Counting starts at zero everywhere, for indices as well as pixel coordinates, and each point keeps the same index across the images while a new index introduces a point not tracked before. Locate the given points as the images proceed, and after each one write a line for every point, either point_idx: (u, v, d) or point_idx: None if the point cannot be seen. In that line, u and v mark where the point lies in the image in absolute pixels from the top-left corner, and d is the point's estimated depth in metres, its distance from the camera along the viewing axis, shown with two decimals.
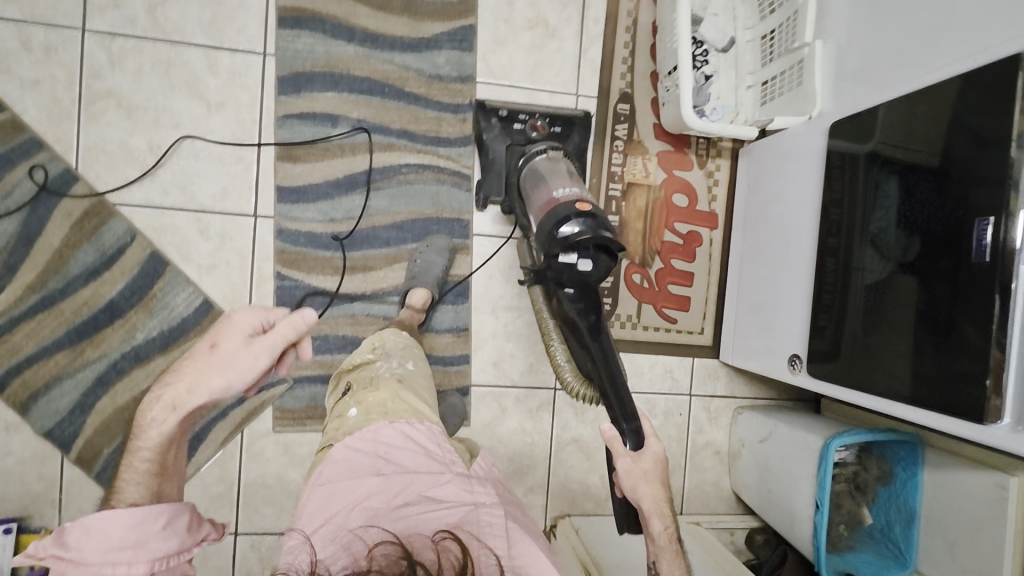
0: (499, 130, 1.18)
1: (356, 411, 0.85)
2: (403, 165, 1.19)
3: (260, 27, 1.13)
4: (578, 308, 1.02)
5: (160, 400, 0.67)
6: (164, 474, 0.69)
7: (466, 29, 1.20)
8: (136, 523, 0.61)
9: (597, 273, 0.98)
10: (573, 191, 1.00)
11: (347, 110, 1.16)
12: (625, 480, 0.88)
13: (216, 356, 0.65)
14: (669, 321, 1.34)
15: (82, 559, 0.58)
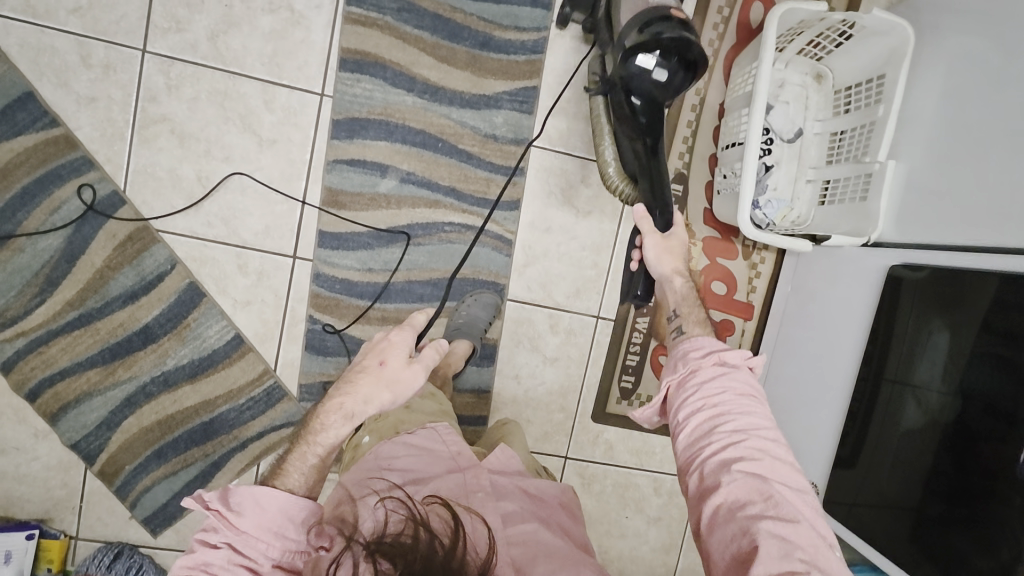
0: None
1: (371, 437, 0.91)
2: (446, 223, 1.18)
3: (320, 67, 1.10)
4: (640, 124, 0.96)
5: (338, 407, 0.73)
6: (321, 476, 0.73)
7: (529, 90, 1.16)
8: (284, 510, 0.65)
9: (671, 89, 0.93)
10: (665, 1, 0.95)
11: (398, 161, 1.15)
12: (651, 251, 0.96)
13: (385, 370, 0.75)
14: None
15: (236, 526, 0.62)
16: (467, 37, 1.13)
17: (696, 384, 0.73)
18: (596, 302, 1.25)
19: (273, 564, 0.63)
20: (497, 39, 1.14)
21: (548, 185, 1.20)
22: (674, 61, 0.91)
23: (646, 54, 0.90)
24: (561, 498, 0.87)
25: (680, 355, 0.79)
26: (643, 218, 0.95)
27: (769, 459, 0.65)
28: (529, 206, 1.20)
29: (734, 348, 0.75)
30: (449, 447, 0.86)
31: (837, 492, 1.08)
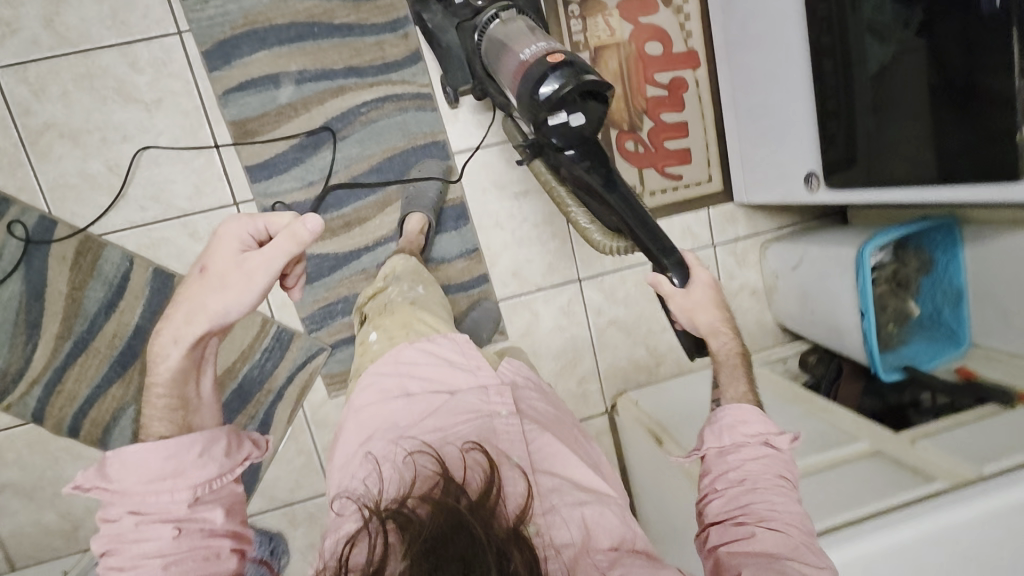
0: (442, 15, 1.00)
1: (377, 337, 0.80)
2: (361, 105, 1.14)
3: (163, 5, 1.05)
4: (582, 169, 0.93)
5: (158, 332, 0.53)
6: (188, 408, 0.55)
7: None
8: (172, 452, 0.50)
9: (592, 124, 0.87)
10: (542, 46, 0.86)
11: (285, 65, 1.10)
12: (681, 315, 0.88)
13: (209, 278, 0.53)
14: (674, 178, 1.28)
15: (120, 490, 0.49)
16: None
17: (722, 476, 0.69)
18: None
19: (192, 504, 0.50)
20: None
21: None
22: (581, 100, 0.84)
23: (554, 113, 0.84)
24: (576, 428, 0.79)
25: (724, 421, 0.72)
26: (657, 281, 0.86)
27: (795, 531, 0.61)
28: (430, 51, 1.14)
29: (780, 432, 0.71)
30: (468, 367, 0.74)
31: (833, 175, 1.02)
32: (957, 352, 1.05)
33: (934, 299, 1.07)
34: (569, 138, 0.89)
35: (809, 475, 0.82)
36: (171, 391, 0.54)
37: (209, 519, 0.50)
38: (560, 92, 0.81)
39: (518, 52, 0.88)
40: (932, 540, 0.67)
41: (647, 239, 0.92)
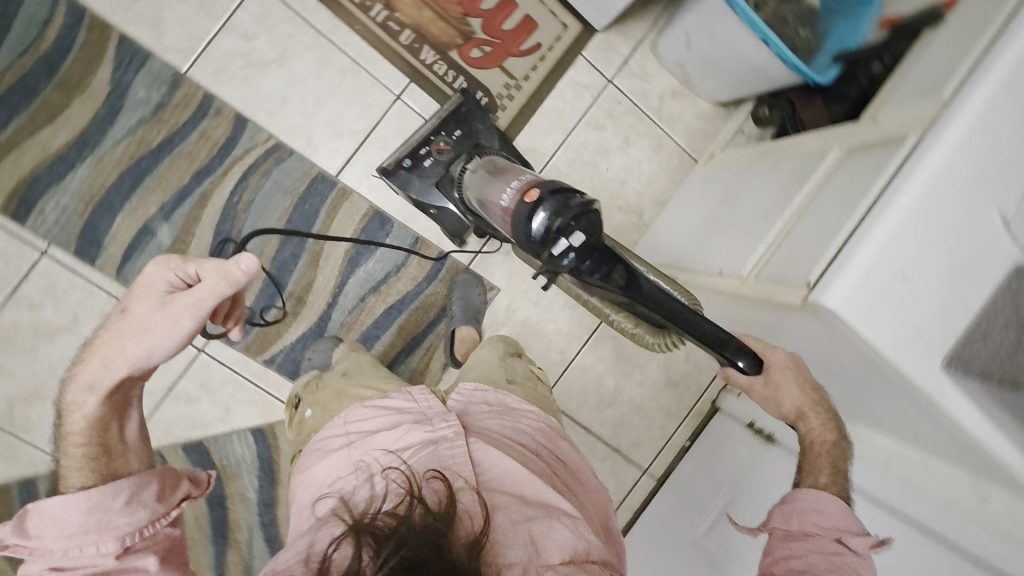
0: (418, 180, 1.11)
1: (313, 411, 0.86)
2: (230, 195, 1.11)
3: (13, 239, 1.05)
4: (591, 273, 0.79)
5: (75, 379, 0.64)
6: (110, 453, 0.64)
7: (123, 43, 1.04)
8: (95, 505, 0.59)
9: (595, 234, 0.77)
10: (515, 189, 0.87)
11: (145, 211, 1.08)
12: (763, 401, 0.81)
13: (130, 320, 0.63)
14: (535, 50, 1.20)
15: (47, 548, 0.57)
16: (37, 79, 1.02)
17: (783, 561, 0.70)
18: (382, 88, 1.15)
19: (120, 555, 0.59)
20: (50, 49, 1.02)
21: (235, 76, 1.09)
22: (579, 221, 0.77)
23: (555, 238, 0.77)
24: (541, 426, 0.79)
25: (803, 504, 0.72)
26: (732, 376, 0.81)
27: None
28: (249, 107, 1.10)
29: (861, 532, 0.69)
30: (419, 407, 0.74)
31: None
32: (871, 9, 1.00)
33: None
34: (578, 256, 0.78)
35: (807, 212, 0.78)
36: (91, 438, 0.64)
37: (142, 566, 0.59)
38: (555, 215, 0.77)
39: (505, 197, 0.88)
40: (937, 188, 0.63)
41: (697, 340, 0.79)
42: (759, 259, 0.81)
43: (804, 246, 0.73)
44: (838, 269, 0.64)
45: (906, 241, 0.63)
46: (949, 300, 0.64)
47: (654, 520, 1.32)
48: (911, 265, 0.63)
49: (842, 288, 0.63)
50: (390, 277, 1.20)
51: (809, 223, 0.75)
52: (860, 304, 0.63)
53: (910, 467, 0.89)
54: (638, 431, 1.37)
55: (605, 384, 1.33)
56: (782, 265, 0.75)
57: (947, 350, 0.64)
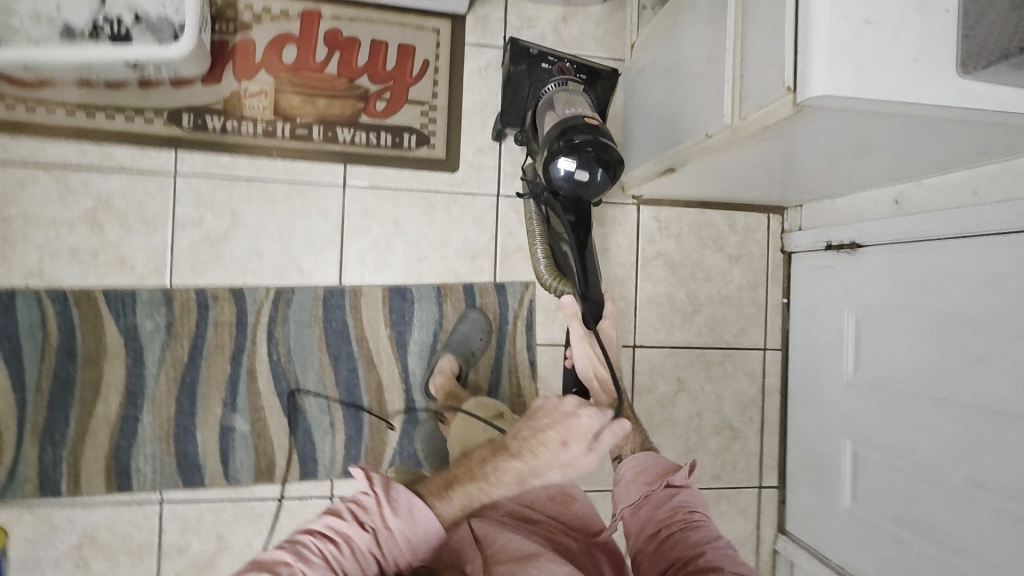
0: (524, 75, 1.14)
1: None
2: (270, 357, 1.16)
3: (132, 506, 1.12)
4: (569, 214, 1.00)
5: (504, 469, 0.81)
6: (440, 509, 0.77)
7: (109, 296, 1.10)
8: (417, 531, 0.74)
9: (591, 190, 0.94)
10: (578, 112, 1.00)
11: (214, 416, 1.14)
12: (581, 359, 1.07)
13: (564, 453, 0.83)
14: (427, 68, 1.21)
15: (383, 520, 0.72)
16: (67, 370, 1.09)
17: None
18: (328, 188, 1.18)
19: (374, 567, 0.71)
20: (60, 340, 1.09)
21: (209, 260, 1.14)
22: (591, 161, 0.92)
23: (567, 155, 0.92)
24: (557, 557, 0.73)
25: None
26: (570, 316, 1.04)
27: None
28: (236, 277, 1.15)
29: None
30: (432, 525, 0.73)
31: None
32: None
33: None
34: (566, 182, 0.94)
35: (747, 26, 0.74)
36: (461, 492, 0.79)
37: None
38: (578, 138, 0.92)
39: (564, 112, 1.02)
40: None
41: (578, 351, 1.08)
42: (733, 98, 0.77)
43: (765, 58, 0.69)
44: (806, 63, 0.61)
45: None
46: (924, 13, 0.60)
47: (801, 380, 1.30)
48: (866, 11, 0.60)
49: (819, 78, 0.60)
50: (440, 334, 1.21)
51: (756, 36, 0.72)
52: (845, 80, 0.60)
53: (999, 183, 0.89)
54: (733, 319, 1.34)
55: (677, 298, 1.32)
56: (756, 90, 0.72)
57: (954, 57, 0.61)
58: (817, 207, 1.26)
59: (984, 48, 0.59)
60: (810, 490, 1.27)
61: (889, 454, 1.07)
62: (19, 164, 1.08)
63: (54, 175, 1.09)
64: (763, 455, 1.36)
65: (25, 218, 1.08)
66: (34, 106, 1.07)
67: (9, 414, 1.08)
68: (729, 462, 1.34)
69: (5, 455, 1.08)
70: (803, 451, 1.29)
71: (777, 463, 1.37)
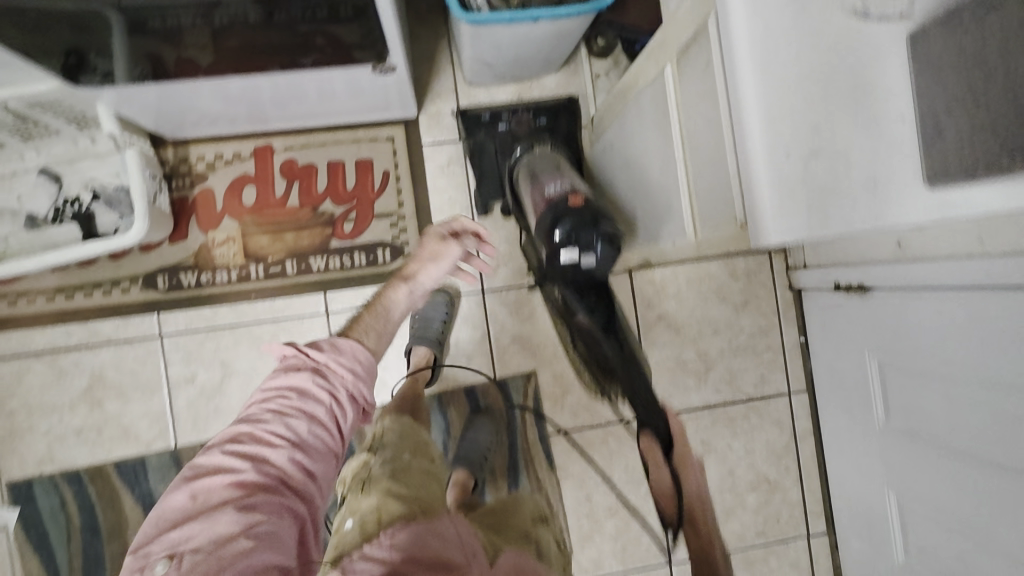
0: (485, 137, 1.18)
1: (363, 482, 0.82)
2: None
3: None
4: (580, 293, 0.91)
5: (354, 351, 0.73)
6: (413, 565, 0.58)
7: (120, 468, 1.12)
8: (362, 367, 0.73)
9: (603, 270, 0.82)
10: (562, 185, 0.88)
11: None
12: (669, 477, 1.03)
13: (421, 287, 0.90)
14: (389, 179, 1.19)
15: (320, 360, 0.70)
16: (94, 547, 1.11)
17: None
18: (312, 318, 1.17)
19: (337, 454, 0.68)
20: (82, 519, 1.11)
21: (210, 414, 1.14)
22: (597, 241, 0.79)
23: (567, 248, 0.79)
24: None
25: None
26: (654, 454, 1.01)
27: None
28: None
29: None
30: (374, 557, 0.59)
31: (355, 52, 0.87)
32: None
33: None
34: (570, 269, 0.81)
35: (690, 141, 0.68)
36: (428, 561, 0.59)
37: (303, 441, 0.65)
38: (577, 228, 0.78)
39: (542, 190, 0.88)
40: (764, 47, 0.52)
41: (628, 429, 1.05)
42: (692, 213, 0.71)
43: (713, 183, 0.63)
44: (750, 205, 0.54)
45: (783, 120, 0.52)
46: (874, 128, 0.52)
47: (833, 425, 1.23)
48: (808, 140, 0.53)
49: (768, 222, 0.53)
50: (448, 442, 1.19)
51: (700, 156, 0.65)
52: (797, 219, 0.53)
53: (1002, 232, 0.81)
54: (750, 368, 1.28)
55: (686, 358, 1.27)
56: (712, 213, 0.65)
57: (916, 169, 0.51)
58: (816, 243, 1.19)
59: (947, 163, 0.49)
60: (861, 539, 1.20)
61: (934, 512, 0.99)
62: (13, 358, 1.10)
63: (47, 362, 1.10)
64: (806, 503, 1.29)
65: (28, 410, 1.10)
66: (17, 299, 1.09)
67: None
68: (771, 516, 1.29)
69: None
70: (847, 497, 1.22)
71: (823, 509, 1.30)
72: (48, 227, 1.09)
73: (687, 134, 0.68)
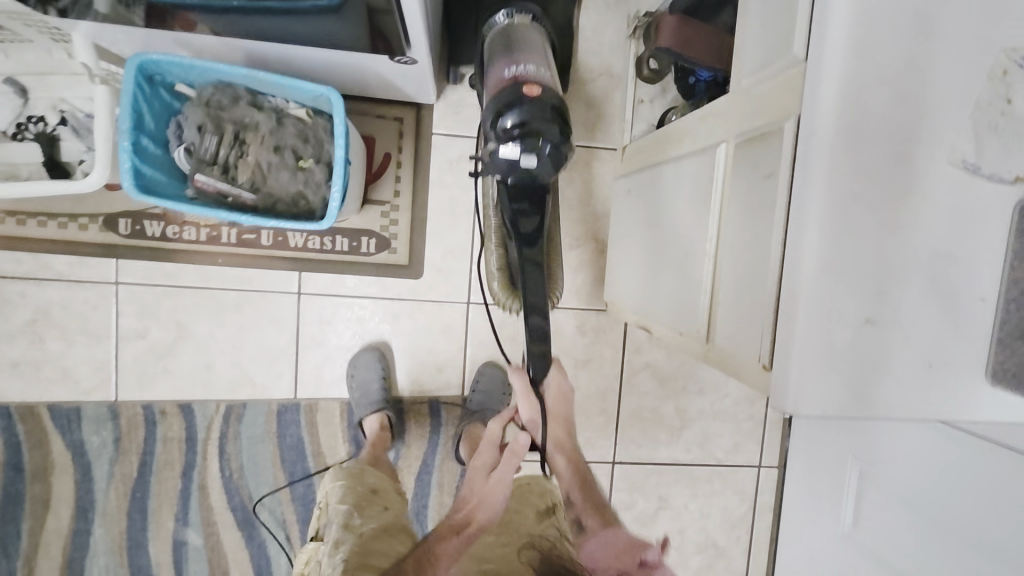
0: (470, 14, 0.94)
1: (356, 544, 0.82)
2: (220, 470, 1.10)
3: None
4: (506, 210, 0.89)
5: None
6: None
7: (54, 411, 1.05)
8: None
9: (547, 174, 0.76)
10: (523, 68, 0.77)
11: (167, 528, 1.11)
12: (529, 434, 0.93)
13: None
14: (389, 160, 1.08)
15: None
16: (16, 484, 1.06)
17: None
18: (280, 296, 1.09)
19: None
20: (7, 454, 1.05)
21: (155, 374, 1.07)
22: (534, 139, 0.73)
23: (506, 142, 0.73)
24: None
25: None
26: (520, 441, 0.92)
27: None
28: (184, 390, 1.08)
29: None
30: None
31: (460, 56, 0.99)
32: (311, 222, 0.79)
33: (290, 101, 0.82)
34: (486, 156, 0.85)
35: (726, 243, 0.66)
36: None
37: None
38: (527, 120, 0.72)
39: (501, 50, 0.82)
40: (846, 200, 0.50)
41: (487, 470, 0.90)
42: (711, 315, 0.69)
43: (749, 298, 0.60)
44: (782, 361, 0.53)
45: (844, 292, 0.51)
46: (947, 318, 0.52)
47: (797, 512, 1.19)
48: (867, 307, 0.52)
49: (806, 391, 0.52)
50: (402, 452, 1.14)
51: (738, 263, 0.63)
52: (833, 391, 0.52)
53: None
54: (725, 434, 1.23)
55: (664, 412, 1.21)
56: (733, 329, 0.63)
57: (983, 364, 0.53)
58: None
59: (1021, 369, 0.51)
60: None
61: None
62: None
63: None
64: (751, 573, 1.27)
65: None
66: None
67: None
68: None
69: None
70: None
71: None
72: (7, 142, 0.98)
73: (732, 235, 0.65)
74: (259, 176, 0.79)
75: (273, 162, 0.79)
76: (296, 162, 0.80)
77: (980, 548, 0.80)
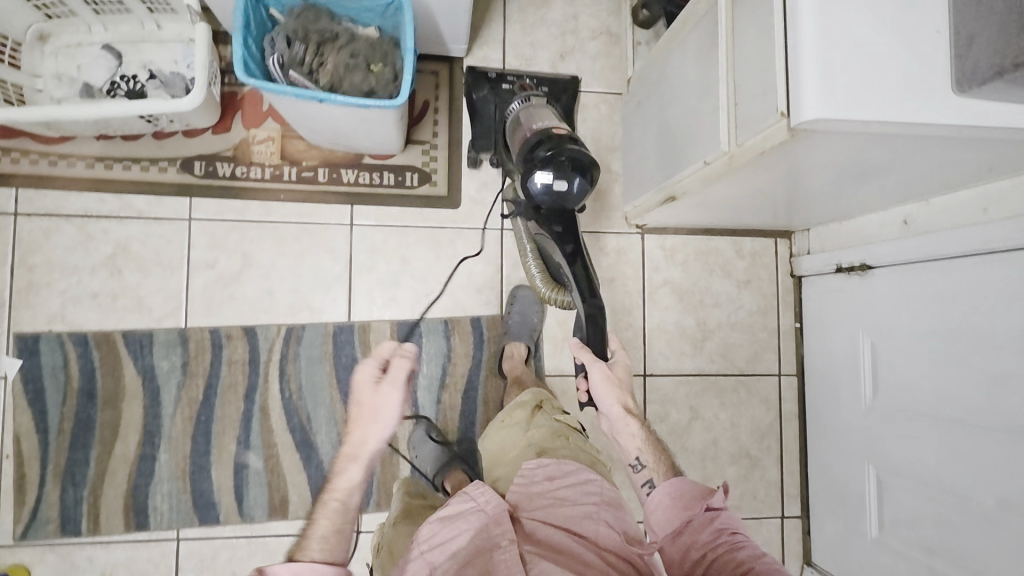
0: (488, 92, 1.22)
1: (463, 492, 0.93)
2: (280, 391, 1.17)
3: (146, 543, 1.13)
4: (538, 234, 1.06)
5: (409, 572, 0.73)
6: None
7: (128, 338, 1.14)
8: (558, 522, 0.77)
9: (574, 197, 0.92)
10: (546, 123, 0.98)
11: (229, 452, 1.15)
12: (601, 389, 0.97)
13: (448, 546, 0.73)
14: (429, 106, 1.24)
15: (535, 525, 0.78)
16: (87, 411, 1.12)
17: None
18: (335, 226, 1.21)
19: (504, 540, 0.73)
20: (81, 381, 1.12)
21: (222, 301, 1.17)
22: (563, 162, 0.90)
23: (541, 170, 0.90)
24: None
25: None
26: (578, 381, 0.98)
27: None
28: (248, 315, 1.18)
29: None
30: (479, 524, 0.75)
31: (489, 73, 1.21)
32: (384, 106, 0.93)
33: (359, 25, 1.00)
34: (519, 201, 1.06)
35: (735, 62, 0.79)
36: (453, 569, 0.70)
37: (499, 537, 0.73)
38: (555, 152, 0.90)
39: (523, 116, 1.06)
40: None
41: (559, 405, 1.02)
42: (729, 128, 0.81)
43: (760, 83, 0.73)
44: (798, 85, 0.65)
45: (835, 27, 0.64)
46: (918, 49, 0.65)
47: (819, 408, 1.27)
48: (850, 40, 0.64)
49: (819, 105, 0.64)
50: (449, 367, 1.22)
51: (748, 68, 0.76)
52: (841, 104, 0.64)
53: (1009, 201, 0.89)
54: (745, 344, 1.32)
55: (686, 324, 1.31)
56: (750, 119, 0.75)
57: (949, 78, 0.66)
58: (825, 230, 1.25)
59: (976, 67, 0.63)
60: (831, 518, 1.24)
61: (915, 481, 1.02)
62: (45, 215, 1.13)
63: (75, 224, 1.14)
64: (786, 482, 1.32)
65: (49, 267, 1.13)
66: (57, 161, 1.13)
67: (33, 456, 1.10)
68: (748, 491, 1.31)
69: (28, 495, 1.10)
70: (827, 474, 1.25)
71: (798, 493, 1.33)
72: (101, 98, 1.13)
73: (739, 55, 0.78)
74: (336, 79, 0.96)
75: (346, 61, 0.95)
76: (367, 65, 0.97)
77: (983, 343, 0.89)
